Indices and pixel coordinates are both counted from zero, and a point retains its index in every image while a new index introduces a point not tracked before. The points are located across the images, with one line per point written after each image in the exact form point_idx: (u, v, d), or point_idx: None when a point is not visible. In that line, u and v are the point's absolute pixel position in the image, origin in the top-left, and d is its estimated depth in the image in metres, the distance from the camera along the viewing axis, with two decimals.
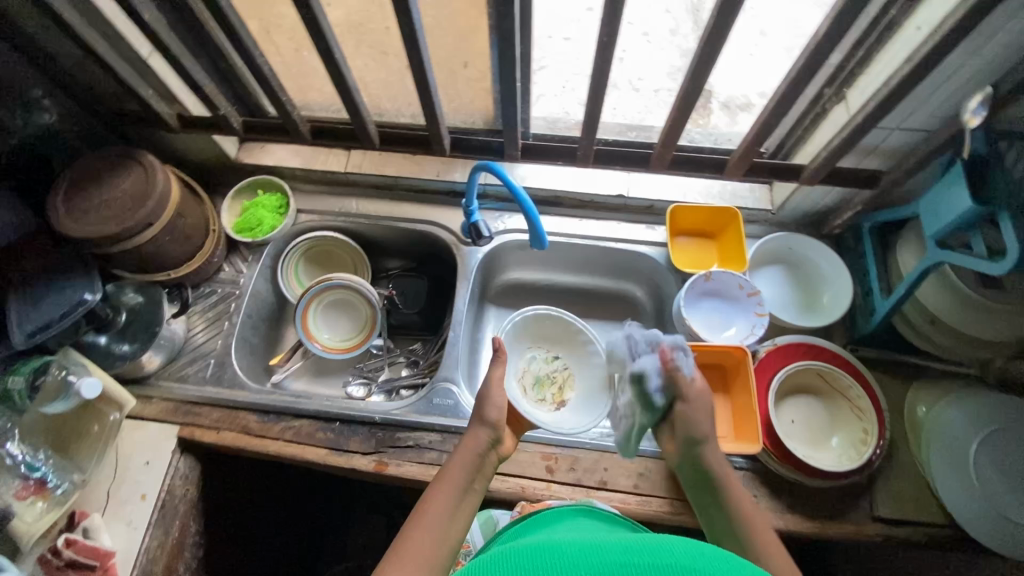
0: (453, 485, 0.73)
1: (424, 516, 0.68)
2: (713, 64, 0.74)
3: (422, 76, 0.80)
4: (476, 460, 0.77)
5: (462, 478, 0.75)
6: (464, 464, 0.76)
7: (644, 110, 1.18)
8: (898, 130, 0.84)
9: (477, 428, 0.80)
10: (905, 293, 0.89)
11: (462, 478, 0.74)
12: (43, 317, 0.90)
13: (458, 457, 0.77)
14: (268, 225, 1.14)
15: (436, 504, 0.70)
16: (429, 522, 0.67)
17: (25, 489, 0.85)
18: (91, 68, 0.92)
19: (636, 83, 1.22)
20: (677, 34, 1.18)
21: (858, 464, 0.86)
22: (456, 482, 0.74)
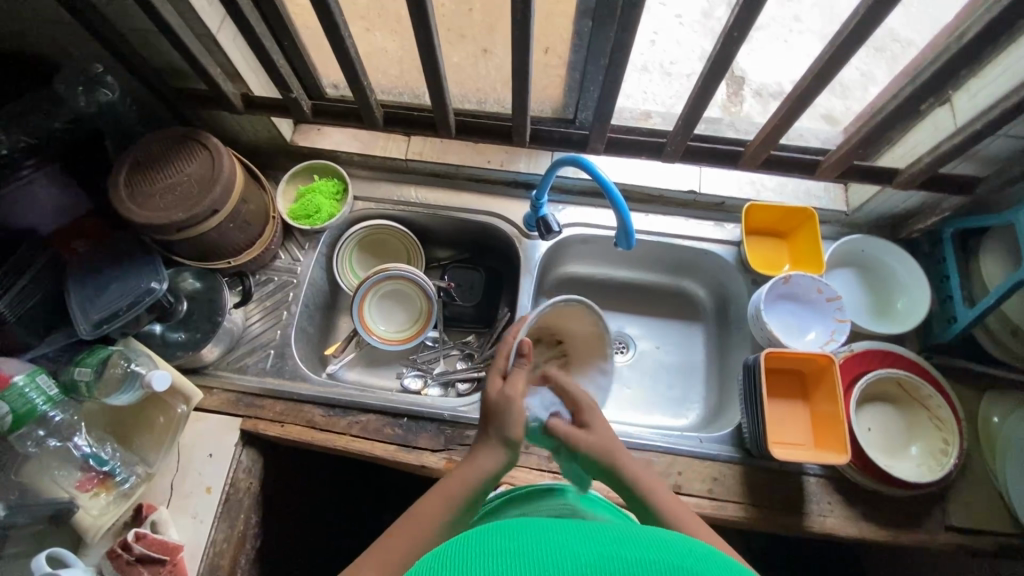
0: (451, 496, 0.66)
1: (415, 524, 0.63)
2: (838, 66, 0.69)
3: (521, 62, 0.76)
4: (484, 476, 0.68)
5: (469, 489, 0.67)
6: (471, 472, 0.68)
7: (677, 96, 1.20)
8: (1006, 137, 0.81)
9: (492, 437, 0.70)
10: (992, 304, 0.87)
11: (461, 493, 0.67)
12: (109, 306, 0.86)
13: (464, 468, 0.69)
14: (326, 212, 1.10)
15: (429, 515, 0.64)
16: (418, 533, 0.62)
17: (88, 481, 0.84)
18: (156, 43, 0.86)
19: (669, 66, 1.23)
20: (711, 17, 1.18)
21: (939, 476, 0.86)
22: (459, 493, 0.67)
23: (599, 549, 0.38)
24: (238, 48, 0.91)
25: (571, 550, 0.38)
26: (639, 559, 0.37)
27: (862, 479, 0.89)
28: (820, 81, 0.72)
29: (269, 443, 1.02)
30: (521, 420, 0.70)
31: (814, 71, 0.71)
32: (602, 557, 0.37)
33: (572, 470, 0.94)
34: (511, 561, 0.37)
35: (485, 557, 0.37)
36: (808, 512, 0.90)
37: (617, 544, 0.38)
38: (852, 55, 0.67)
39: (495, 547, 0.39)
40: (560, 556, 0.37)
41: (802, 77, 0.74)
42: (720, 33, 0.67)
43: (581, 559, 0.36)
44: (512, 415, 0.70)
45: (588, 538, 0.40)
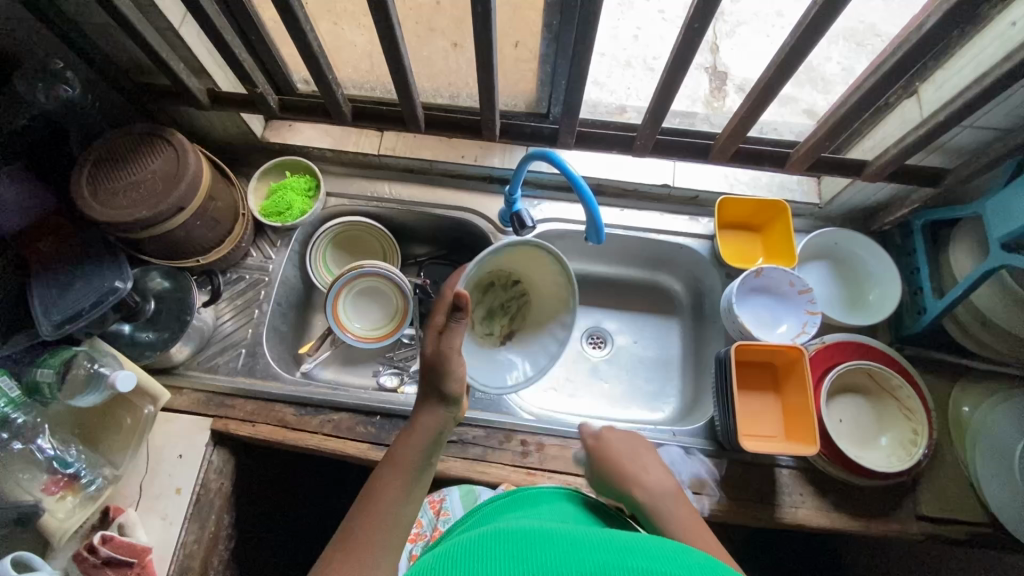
0: (406, 466, 0.65)
1: (377, 499, 0.61)
2: (800, 58, 0.69)
3: (485, 55, 0.76)
4: (433, 435, 0.69)
5: (420, 454, 0.67)
6: (418, 436, 0.68)
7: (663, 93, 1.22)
8: (970, 129, 0.81)
9: (430, 397, 0.72)
10: (961, 295, 0.88)
11: (415, 457, 0.66)
12: (73, 306, 0.85)
13: (410, 431, 0.69)
14: (298, 209, 1.09)
15: (386, 486, 0.63)
16: (381, 506, 0.61)
17: (54, 483, 0.82)
18: (117, 37, 0.85)
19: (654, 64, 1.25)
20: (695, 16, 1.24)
21: (908, 465, 0.86)
22: (412, 460, 0.66)
23: (587, 554, 0.44)
24: (203, 43, 0.90)
25: (564, 555, 0.44)
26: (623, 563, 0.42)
27: (836, 472, 0.89)
28: (784, 73, 0.72)
29: (241, 443, 1.00)
30: (462, 375, 0.71)
31: (777, 64, 0.71)
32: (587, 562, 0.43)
33: (546, 466, 0.93)
34: (509, 564, 0.44)
35: (488, 560, 0.45)
36: (780, 503, 0.90)
37: (606, 551, 0.44)
38: (813, 47, 0.67)
39: (496, 551, 0.46)
40: (553, 560, 0.44)
41: (766, 70, 0.74)
42: (681, 25, 0.67)
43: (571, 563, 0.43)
44: (450, 372, 0.70)
45: (583, 544, 0.46)
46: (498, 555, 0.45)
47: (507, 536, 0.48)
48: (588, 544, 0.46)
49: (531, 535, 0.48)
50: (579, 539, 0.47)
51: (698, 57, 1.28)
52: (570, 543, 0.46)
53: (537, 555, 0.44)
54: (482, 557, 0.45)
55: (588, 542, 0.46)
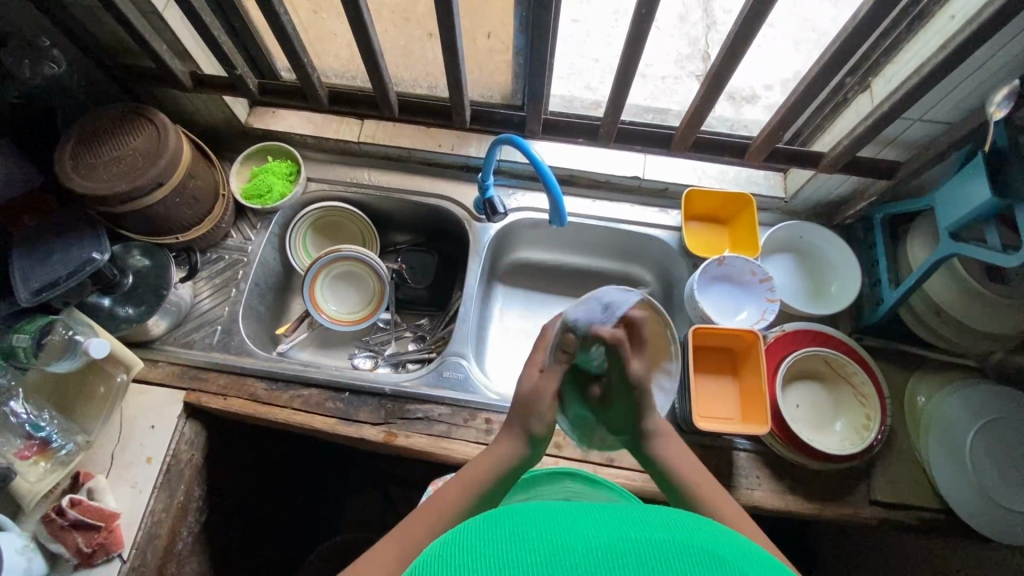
0: (475, 487, 0.65)
1: (438, 508, 0.63)
2: (748, 46, 0.72)
3: (450, 41, 0.79)
4: (508, 469, 0.67)
5: (488, 482, 0.66)
6: (494, 463, 0.67)
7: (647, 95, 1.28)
8: (920, 121, 0.85)
9: (516, 427, 0.69)
10: (914, 284, 0.91)
11: (487, 483, 0.66)
12: (50, 275, 0.88)
13: (487, 456, 0.68)
14: (278, 192, 1.12)
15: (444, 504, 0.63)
16: (438, 521, 0.61)
17: (27, 449, 0.85)
18: (103, 19, 0.89)
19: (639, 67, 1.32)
20: (686, 21, 1.34)
21: (860, 448, 0.88)
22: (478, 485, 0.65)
23: (606, 530, 0.39)
24: (186, 27, 0.94)
25: (580, 530, 0.39)
26: (649, 538, 0.38)
27: (792, 455, 0.90)
28: (733, 61, 0.75)
29: (214, 417, 1.03)
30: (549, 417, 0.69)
31: (725, 52, 0.74)
32: (610, 536, 0.39)
33: None
34: (520, 548, 0.38)
35: (494, 545, 0.38)
36: (736, 485, 0.92)
37: (627, 527, 0.40)
38: (757, 34, 0.71)
39: (501, 533, 0.40)
40: (571, 538, 0.38)
41: (717, 59, 0.77)
42: (632, 12, 0.70)
43: (592, 537, 0.38)
44: (540, 411, 0.68)
45: (597, 517, 0.42)
46: (510, 541, 0.39)
47: (509, 514, 0.43)
48: (604, 518, 0.41)
49: (537, 513, 0.42)
50: (589, 513, 0.43)
51: (687, 62, 1.32)
52: (582, 517, 0.42)
53: (551, 533, 0.39)
54: (491, 544, 0.39)
55: (605, 518, 0.41)
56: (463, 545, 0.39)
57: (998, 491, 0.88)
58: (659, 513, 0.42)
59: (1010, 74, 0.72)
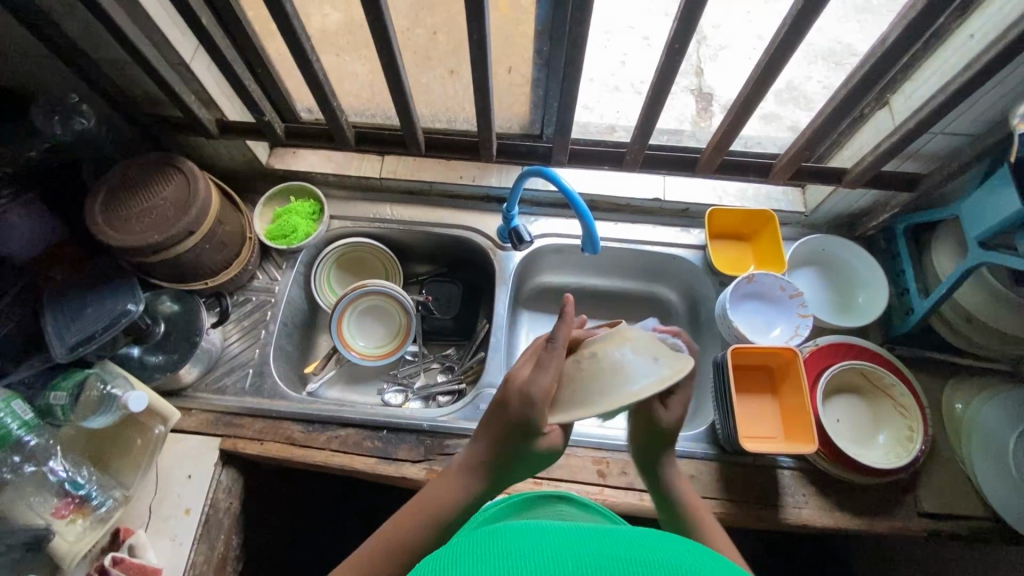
0: (433, 513, 0.63)
1: (397, 533, 0.62)
2: (777, 71, 0.74)
3: (482, 79, 0.81)
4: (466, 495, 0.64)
5: (455, 507, 0.64)
6: (450, 488, 0.65)
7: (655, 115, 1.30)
8: (941, 134, 0.86)
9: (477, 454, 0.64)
10: (945, 294, 0.91)
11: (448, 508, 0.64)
12: (85, 329, 0.87)
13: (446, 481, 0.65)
14: (303, 231, 1.12)
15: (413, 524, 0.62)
16: (394, 547, 0.61)
17: (64, 507, 0.83)
18: (133, 72, 0.90)
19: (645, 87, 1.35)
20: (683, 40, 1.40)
21: (906, 461, 0.88)
22: (444, 508, 0.64)
23: (597, 552, 0.40)
24: (212, 77, 0.95)
25: (568, 552, 0.40)
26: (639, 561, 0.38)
27: (839, 472, 0.90)
28: (762, 87, 0.77)
29: (249, 462, 1.01)
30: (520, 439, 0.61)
31: (756, 77, 0.76)
32: (599, 557, 0.39)
33: (551, 476, 0.95)
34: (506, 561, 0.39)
35: (483, 556, 0.40)
36: (783, 504, 0.92)
37: (610, 548, 0.40)
38: (786, 62, 0.73)
39: (489, 552, 0.40)
40: (562, 558, 0.39)
41: (744, 85, 0.80)
42: (663, 45, 0.72)
43: (580, 559, 0.39)
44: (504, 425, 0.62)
45: (587, 541, 0.42)
46: (492, 558, 0.39)
47: (498, 536, 0.43)
48: (592, 542, 0.42)
49: (525, 535, 0.43)
50: (575, 537, 0.43)
51: (682, 78, 1.36)
52: (569, 542, 0.42)
53: (532, 554, 0.40)
54: (479, 558, 0.39)
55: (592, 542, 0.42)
56: (456, 559, 0.40)
57: None
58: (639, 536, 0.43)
59: None
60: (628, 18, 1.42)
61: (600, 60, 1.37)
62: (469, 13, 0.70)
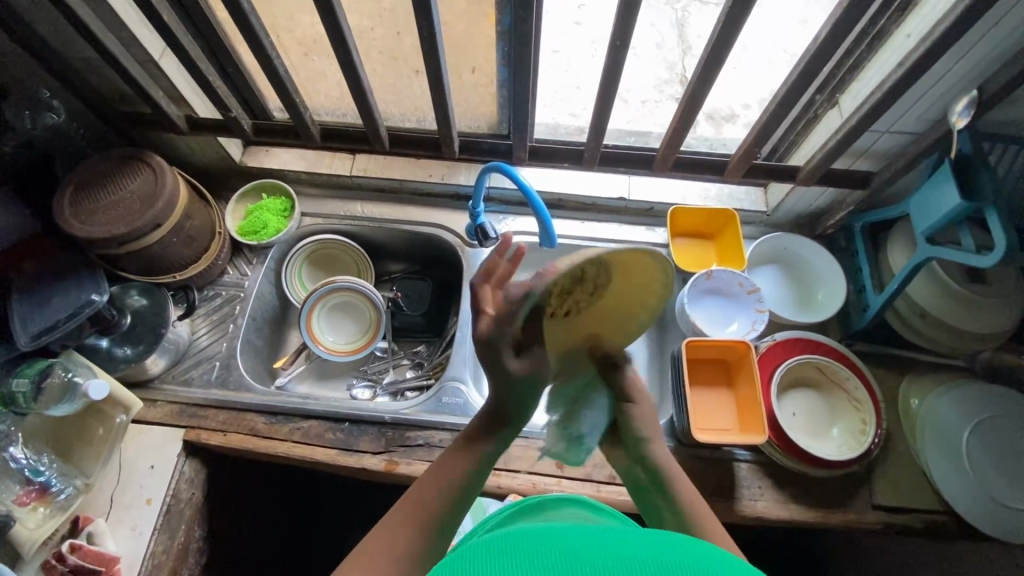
0: (473, 447, 0.64)
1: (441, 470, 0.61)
2: (718, 69, 0.77)
3: (436, 76, 0.84)
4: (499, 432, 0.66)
5: (491, 441, 0.65)
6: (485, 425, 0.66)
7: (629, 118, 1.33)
8: (887, 133, 0.89)
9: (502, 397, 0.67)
10: (897, 290, 0.93)
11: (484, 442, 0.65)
12: (49, 318, 0.89)
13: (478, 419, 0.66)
14: (274, 228, 1.14)
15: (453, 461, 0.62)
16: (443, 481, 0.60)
17: (26, 495, 0.84)
18: (103, 69, 0.92)
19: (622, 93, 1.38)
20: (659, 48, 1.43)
21: (857, 452, 0.90)
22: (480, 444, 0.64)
23: (608, 552, 0.42)
24: (181, 74, 0.98)
25: (589, 555, 0.42)
26: (653, 559, 0.41)
27: (793, 464, 0.91)
28: (706, 83, 0.79)
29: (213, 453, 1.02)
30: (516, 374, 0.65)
31: (699, 74, 0.79)
32: (611, 558, 0.41)
33: (510, 467, 0.96)
34: (522, 559, 0.42)
35: (503, 557, 0.42)
36: (738, 497, 0.93)
37: (620, 548, 0.43)
38: (725, 59, 0.76)
39: (509, 556, 0.42)
40: (580, 559, 0.41)
41: (690, 83, 0.82)
42: (607, 43, 0.75)
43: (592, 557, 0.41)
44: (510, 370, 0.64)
45: (600, 543, 0.44)
46: (507, 556, 0.42)
47: (516, 541, 0.46)
48: (604, 543, 0.44)
49: (538, 538, 0.46)
50: (585, 540, 0.45)
51: (666, 86, 1.39)
52: (586, 544, 0.44)
53: (542, 555, 0.42)
54: (496, 558, 0.42)
55: (612, 546, 0.43)
56: (475, 561, 0.42)
57: (998, 490, 0.89)
58: (654, 537, 0.44)
59: (966, 84, 0.76)
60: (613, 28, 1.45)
61: (577, 65, 1.40)
62: (417, 11, 0.73)
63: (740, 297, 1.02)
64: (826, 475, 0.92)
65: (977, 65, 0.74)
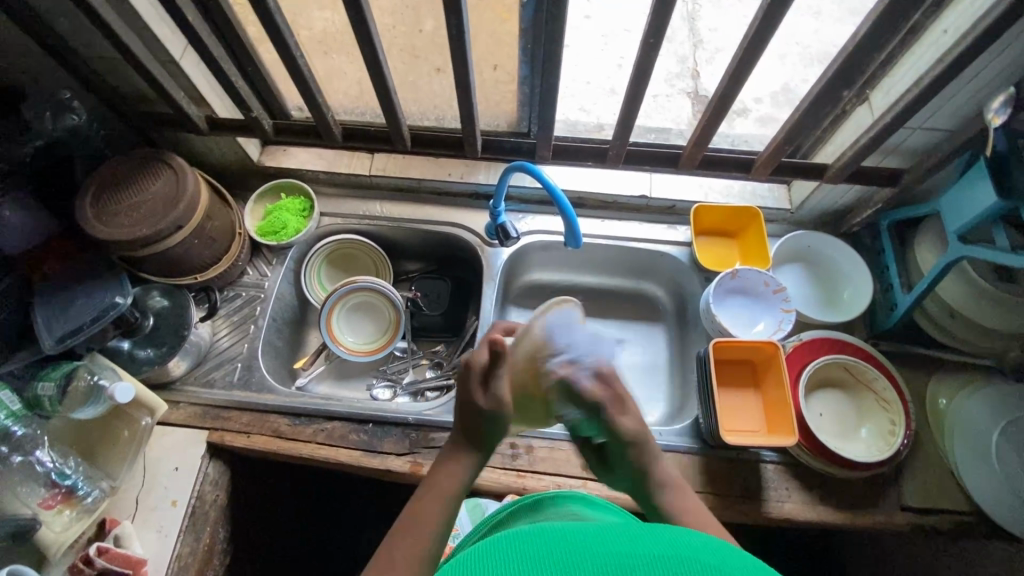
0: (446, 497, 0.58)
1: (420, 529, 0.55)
2: (752, 66, 0.76)
3: (463, 73, 0.82)
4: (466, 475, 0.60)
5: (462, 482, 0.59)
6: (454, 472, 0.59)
7: (646, 114, 1.31)
8: (920, 130, 0.87)
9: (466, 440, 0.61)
10: (926, 289, 0.92)
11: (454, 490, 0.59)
12: (73, 321, 0.89)
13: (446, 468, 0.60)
14: (293, 228, 1.14)
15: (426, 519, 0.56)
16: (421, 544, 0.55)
17: (52, 498, 0.83)
18: (122, 68, 0.92)
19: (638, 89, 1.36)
20: (675, 43, 1.41)
21: (888, 454, 0.89)
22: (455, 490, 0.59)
23: (609, 547, 0.42)
24: (201, 73, 0.97)
25: (589, 549, 0.42)
26: (655, 552, 0.41)
27: (822, 466, 0.91)
28: (738, 81, 0.78)
29: (235, 455, 1.02)
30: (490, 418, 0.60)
31: (731, 71, 0.77)
32: (613, 552, 0.41)
33: (535, 469, 0.95)
34: (525, 561, 0.41)
35: (505, 558, 0.42)
36: (766, 498, 0.92)
37: (619, 543, 0.42)
38: (760, 55, 0.74)
39: (508, 556, 0.42)
40: (580, 554, 0.41)
41: (721, 81, 0.81)
42: (639, 40, 0.74)
43: (592, 555, 0.41)
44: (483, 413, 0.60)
45: (599, 538, 0.44)
46: (508, 559, 0.42)
47: (515, 538, 0.45)
48: (604, 537, 0.44)
49: (539, 535, 0.45)
50: (588, 535, 0.45)
51: (677, 80, 1.37)
52: (586, 540, 0.44)
53: (543, 552, 0.42)
54: (497, 560, 0.42)
55: (610, 539, 0.43)
56: (472, 564, 0.42)
57: None
58: (656, 531, 0.44)
59: (1005, 81, 0.75)
60: (623, 22, 1.44)
61: (591, 60, 1.39)
62: (447, 8, 0.72)
63: (763, 297, 1.02)
64: (854, 476, 0.92)
65: (1017, 60, 0.72)
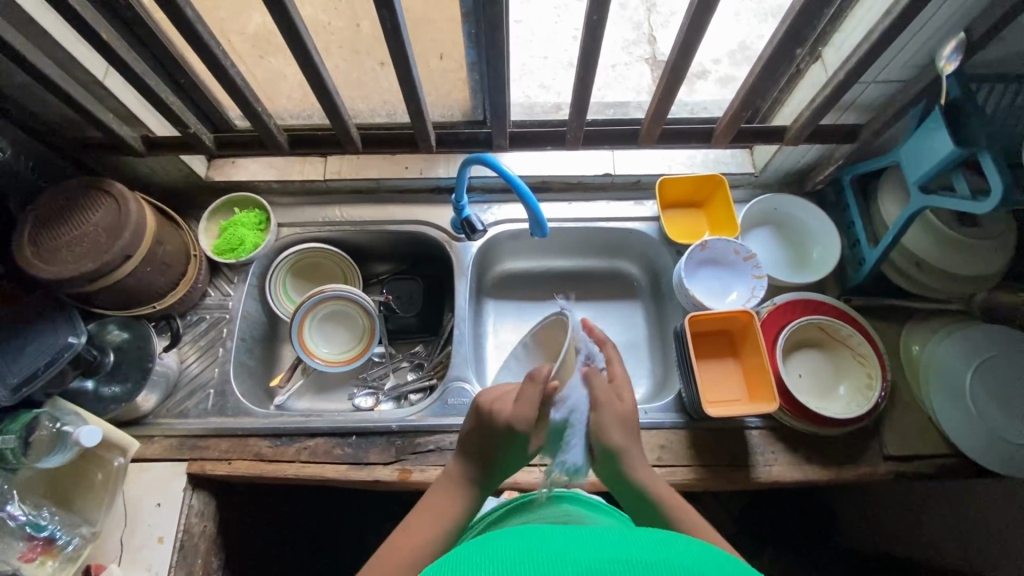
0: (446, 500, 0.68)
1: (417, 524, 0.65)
2: (700, 35, 0.74)
3: (405, 67, 0.79)
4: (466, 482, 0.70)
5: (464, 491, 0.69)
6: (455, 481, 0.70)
7: (604, 87, 1.28)
8: (874, 84, 0.87)
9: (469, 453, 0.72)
10: (891, 241, 0.92)
11: (455, 498, 0.68)
12: (27, 368, 0.85)
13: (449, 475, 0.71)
14: (251, 243, 1.09)
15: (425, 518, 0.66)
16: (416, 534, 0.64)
17: (31, 550, 0.81)
18: (42, 94, 0.86)
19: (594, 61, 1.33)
20: (627, 9, 1.37)
21: (867, 408, 0.90)
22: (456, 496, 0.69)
23: (600, 555, 0.40)
24: (130, 92, 0.91)
25: (577, 556, 0.41)
26: (642, 560, 0.40)
27: (806, 426, 0.92)
28: (688, 52, 0.76)
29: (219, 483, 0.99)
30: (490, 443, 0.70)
31: (681, 41, 0.75)
32: (601, 560, 0.40)
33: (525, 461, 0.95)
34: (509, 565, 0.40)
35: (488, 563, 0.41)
36: (754, 464, 0.93)
37: (606, 549, 0.41)
38: (708, 23, 0.72)
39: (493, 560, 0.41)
40: (567, 561, 0.40)
41: (672, 52, 0.79)
42: (583, 18, 0.71)
43: (582, 564, 0.39)
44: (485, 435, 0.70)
45: (589, 545, 0.42)
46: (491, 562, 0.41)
47: (498, 542, 0.44)
48: (593, 544, 0.42)
49: (523, 539, 0.44)
50: (577, 540, 0.44)
51: (634, 47, 1.34)
52: (576, 544, 0.43)
53: (529, 558, 0.41)
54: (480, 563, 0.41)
55: (598, 545, 0.42)
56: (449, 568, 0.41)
57: (1005, 428, 0.88)
58: (647, 538, 0.43)
59: (953, 28, 0.74)
60: None
61: (544, 36, 1.35)
62: (379, 2, 0.68)
63: (733, 266, 1.02)
64: (836, 432, 0.93)
65: (963, 7, 0.71)
